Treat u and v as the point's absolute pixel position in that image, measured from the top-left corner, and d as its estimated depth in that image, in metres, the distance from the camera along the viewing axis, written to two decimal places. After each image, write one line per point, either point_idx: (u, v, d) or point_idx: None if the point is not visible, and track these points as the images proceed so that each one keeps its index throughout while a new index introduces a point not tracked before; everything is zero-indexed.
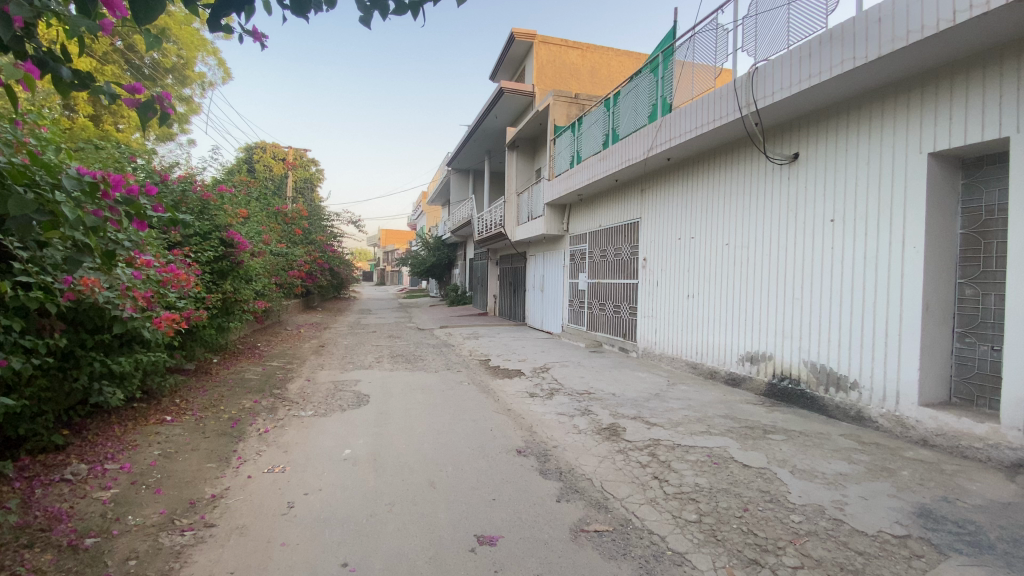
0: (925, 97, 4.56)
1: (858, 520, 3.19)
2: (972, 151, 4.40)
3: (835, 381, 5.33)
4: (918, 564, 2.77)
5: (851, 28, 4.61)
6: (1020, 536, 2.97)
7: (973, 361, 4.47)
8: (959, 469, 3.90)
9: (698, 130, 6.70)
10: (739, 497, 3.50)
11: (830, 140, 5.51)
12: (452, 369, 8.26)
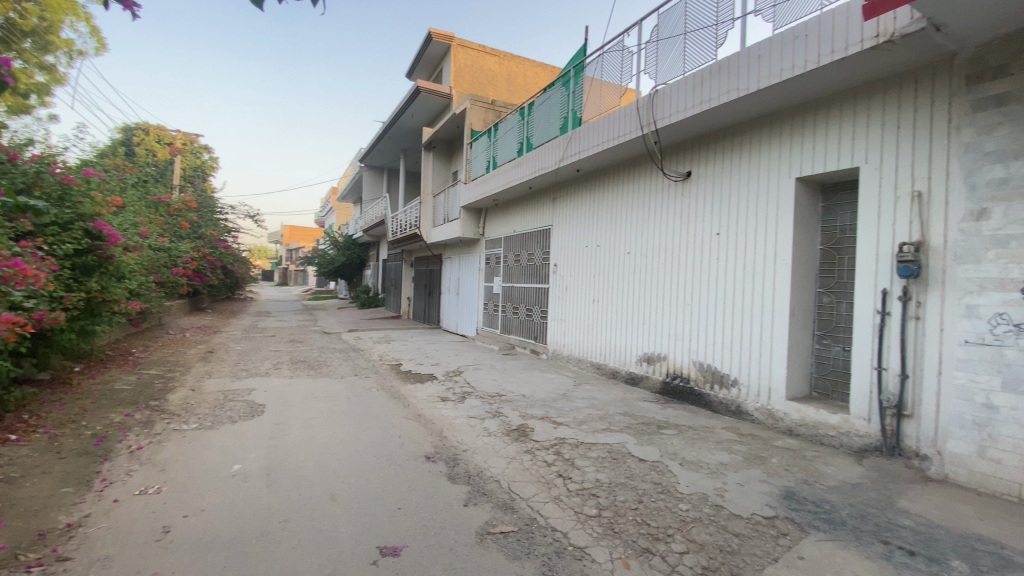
0: (795, 127, 5.23)
1: (736, 505, 3.53)
2: (830, 177, 5.09)
3: (719, 378, 5.89)
4: (784, 541, 3.13)
5: (736, 62, 5.15)
6: (865, 512, 3.48)
7: (830, 360, 5.14)
8: (818, 454, 4.48)
9: (604, 144, 7.07)
10: (635, 490, 3.73)
11: (717, 161, 6.09)
12: (358, 374, 7.93)
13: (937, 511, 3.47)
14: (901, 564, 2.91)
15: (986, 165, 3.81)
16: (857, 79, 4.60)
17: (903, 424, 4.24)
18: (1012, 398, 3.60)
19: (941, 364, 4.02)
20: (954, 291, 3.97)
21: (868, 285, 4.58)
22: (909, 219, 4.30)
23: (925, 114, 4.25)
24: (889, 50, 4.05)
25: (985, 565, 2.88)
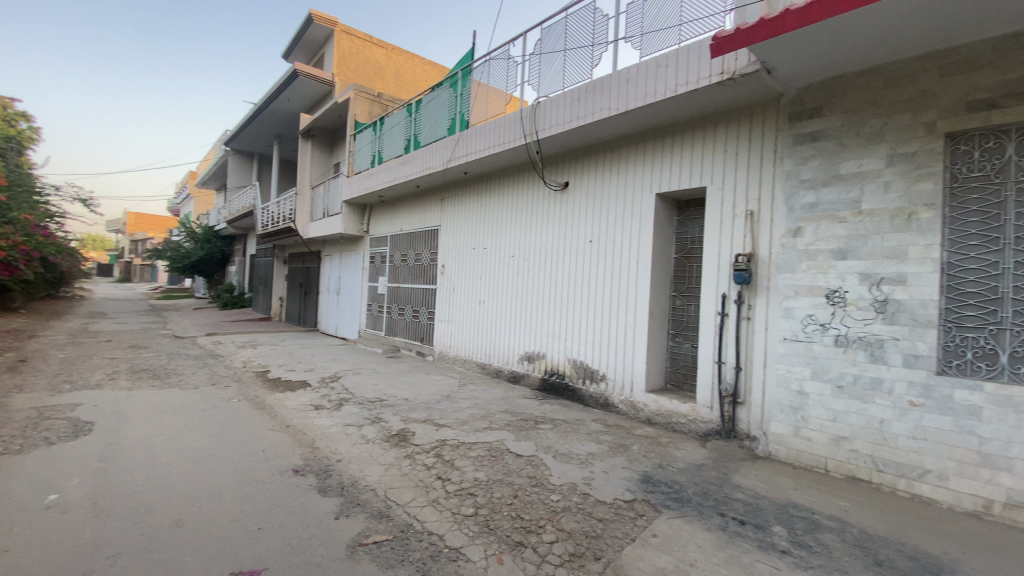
0: (657, 147, 5.83)
1: (601, 492, 3.82)
2: (684, 194, 5.76)
3: (590, 374, 6.32)
4: (641, 521, 3.47)
5: (608, 83, 5.58)
6: (707, 489, 3.98)
7: (681, 356, 5.79)
8: (671, 440, 5.03)
9: (489, 149, 7.21)
10: (511, 486, 3.85)
11: (592, 173, 6.56)
12: (218, 383, 7.12)
13: (762, 484, 4.09)
14: (734, 532, 3.38)
15: (801, 190, 4.58)
16: (707, 109, 5.27)
17: (737, 410, 4.96)
18: (819, 385, 4.35)
19: (766, 357, 4.80)
20: (776, 296, 4.77)
21: (712, 290, 5.29)
22: (744, 234, 5.04)
23: (757, 144, 5.00)
24: (732, 87, 4.69)
25: (796, 526, 3.46)
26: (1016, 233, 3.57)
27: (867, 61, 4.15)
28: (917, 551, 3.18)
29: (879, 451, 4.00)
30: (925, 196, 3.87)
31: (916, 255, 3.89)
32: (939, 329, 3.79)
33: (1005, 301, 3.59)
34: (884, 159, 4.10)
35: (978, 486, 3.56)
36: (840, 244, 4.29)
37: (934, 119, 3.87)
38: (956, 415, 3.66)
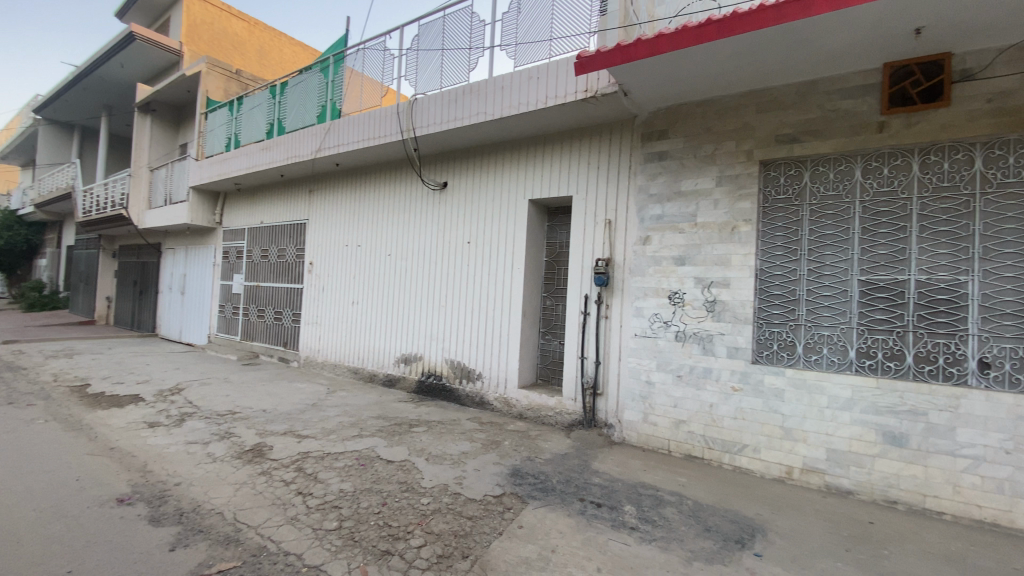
0: (530, 154, 6.10)
1: (472, 490, 3.89)
2: (554, 202, 6.11)
3: (466, 374, 6.39)
4: (508, 514, 3.60)
5: (484, 88, 5.69)
6: (570, 477, 4.27)
7: (550, 353, 6.12)
8: (540, 433, 5.30)
9: (363, 142, 6.91)
10: (379, 493, 3.74)
11: (469, 175, 6.64)
12: (14, 403, 5.82)
13: (617, 468, 4.50)
14: (592, 515, 3.67)
15: (650, 203, 5.15)
16: (574, 122, 5.66)
17: (597, 401, 5.39)
18: (663, 375, 4.92)
19: (621, 352, 5.29)
20: (629, 297, 5.30)
21: (576, 290, 5.70)
22: (604, 240, 5.52)
23: (616, 159, 5.50)
24: (595, 104, 5.08)
25: (644, 504, 3.87)
26: (808, 246, 4.37)
27: (703, 92, 4.79)
28: (737, 515, 3.75)
29: (708, 431, 4.65)
30: (744, 213, 4.60)
31: (737, 262, 4.61)
32: (754, 325, 4.53)
33: (799, 302, 4.37)
34: (714, 180, 4.79)
35: (780, 455, 4.31)
36: (680, 252, 4.93)
37: (751, 148, 4.62)
38: (765, 397, 4.39)
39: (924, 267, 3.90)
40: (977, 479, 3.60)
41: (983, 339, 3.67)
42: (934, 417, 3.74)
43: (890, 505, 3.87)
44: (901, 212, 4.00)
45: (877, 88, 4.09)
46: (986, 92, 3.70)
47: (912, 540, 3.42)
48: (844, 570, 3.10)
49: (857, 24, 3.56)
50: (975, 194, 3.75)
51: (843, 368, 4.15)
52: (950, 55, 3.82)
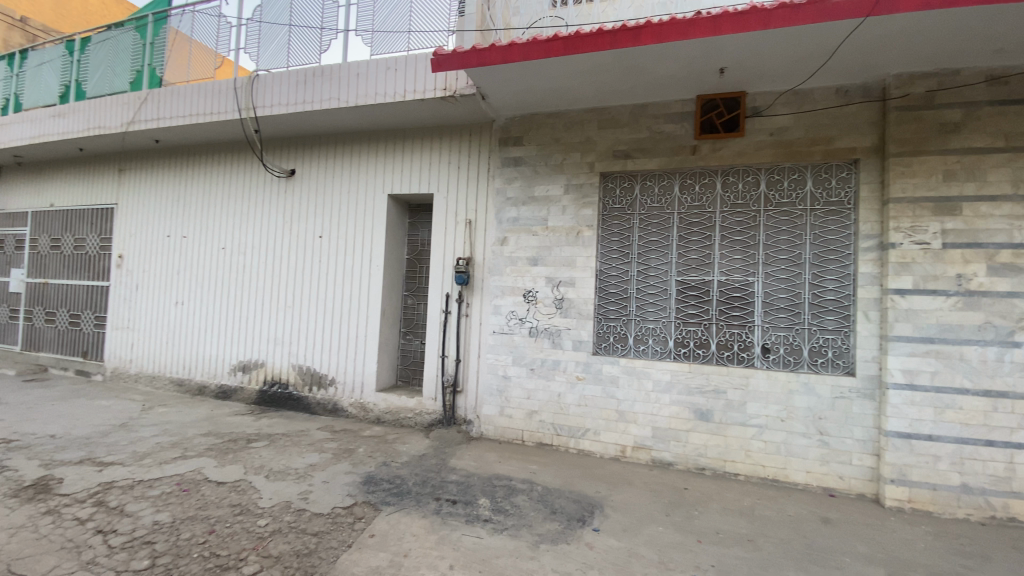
0: (389, 148, 5.92)
1: (318, 504, 3.66)
2: (414, 199, 6.02)
3: (317, 380, 5.99)
4: (359, 524, 3.46)
5: (337, 72, 5.35)
6: (426, 477, 4.26)
7: (411, 353, 6.04)
8: (397, 436, 5.21)
9: (192, 118, 6.03)
10: (206, 521, 3.32)
11: (321, 166, 6.21)
12: None
13: (473, 463, 4.61)
14: (447, 513, 3.70)
15: (506, 206, 5.35)
16: (434, 120, 5.63)
17: (457, 399, 5.45)
18: (518, 369, 5.16)
19: (479, 349, 5.42)
20: (486, 295, 5.45)
21: (436, 289, 5.68)
22: (463, 239, 5.59)
23: (475, 160, 5.60)
24: (454, 103, 5.11)
25: (497, 495, 4.01)
26: (638, 250, 4.92)
27: (553, 104, 5.11)
28: (580, 495, 4.10)
29: (557, 419, 5.00)
30: (588, 219, 5.04)
31: (582, 263, 5.03)
32: (594, 320, 4.98)
33: (631, 299, 4.91)
34: (562, 187, 5.16)
35: (616, 436, 4.81)
36: (533, 253, 5.21)
37: (594, 160, 5.07)
38: (604, 384, 4.86)
39: (724, 270, 4.65)
40: (760, 443, 4.42)
41: (764, 328, 4.50)
42: (731, 394, 4.50)
43: (700, 471, 4.57)
44: (707, 223, 4.72)
45: (692, 116, 4.77)
46: (767, 128, 4.54)
47: (715, 499, 4.08)
48: (664, 532, 3.57)
49: (676, 58, 4.10)
50: (759, 210, 4.57)
51: (664, 356, 4.77)
52: (745, 94, 4.60)
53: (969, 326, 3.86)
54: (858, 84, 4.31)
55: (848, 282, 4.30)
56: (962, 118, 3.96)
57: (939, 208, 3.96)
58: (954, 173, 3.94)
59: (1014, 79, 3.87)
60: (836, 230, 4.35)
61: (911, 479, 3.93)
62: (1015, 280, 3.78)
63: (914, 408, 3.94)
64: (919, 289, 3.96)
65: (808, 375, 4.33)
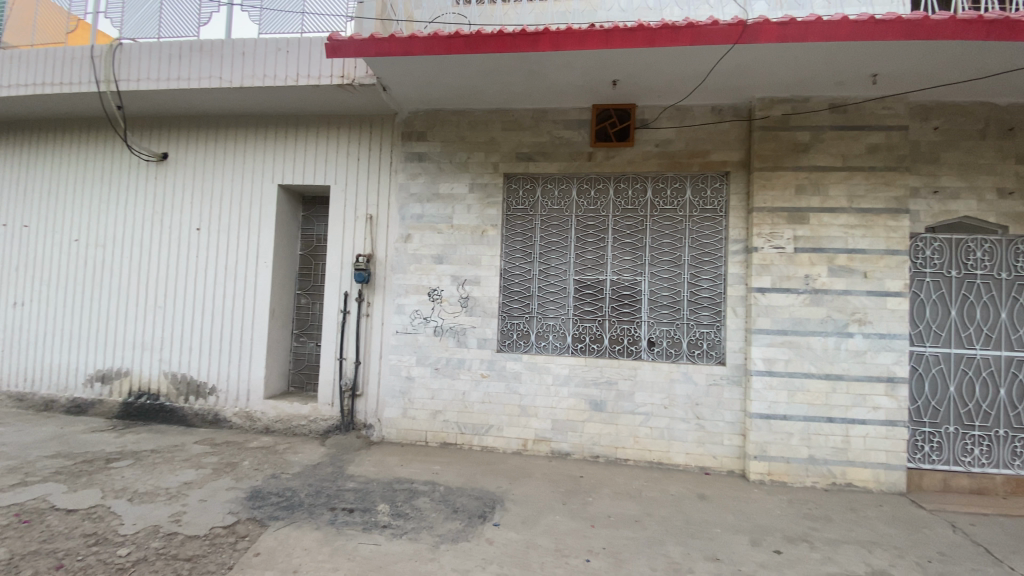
0: (280, 136, 5.53)
1: (194, 526, 3.33)
2: (309, 190, 5.69)
3: (194, 389, 5.45)
4: (242, 543, 3.20)
5: (219, 49, 4.89)
6: (321, 487, 4.05)
7: (305, 355, 5.71)
8: (288, 446, 4.91)
9: (34, 87, 5.17)
10: (51, 556, 2.88)
11: (200, 150, 5.63)
12: None
13: (373, 468, 4.47)
14: (343, 523, 3.54)
15: (410, 202, 5.23)
16: (332, 109, 5.35)
17: (356, 403, 5.26)
18: (422, 370, 5.08)
19: (380, 350, 5.26)
20: (388, 294, 5.29)
21: (333, 287, 5.41)
22: (362, 236, 5.38)
23: (375, 153, 5.41)
24: (352, 93, 4.89)
25: (397, 499, 3.92)
26: (539, 250, 5.07)
27: (457, 101, 5.09)
28: (482, 491, 4.14)
29: (461, 418, 5.01)
30: (492, 219, 5.08)
31: (487, 262, 5.07)
32: (498, 317, 5.06)
33: (533, 297, 5.05)
34: (467, 186, 5.15)
35: (519, 430, 4.93)
36: (437, 251, 5.15)
37: (497, 161, 5.13)
38: (507, 380, 4.96)
39: (616, 270, 4.95)
40: (648, 429, 4.78)
41: (650, 323, 4.87)
42: (623, 385, 4.82)
43: (595, 459, 4.84)
44: (602, 226, 5.00)
45: (589, 123, 5.02)
46: (655, 139, 4.91)
47: (608, 485, 4.34)
48: (561, 521, 3.73)
49: (573, 66, 4.27)
50: (647, 215, 4.93)
51: (563, 351, 4.97)
52: (635, 106, 4.93)
53: (814, 319, 4.48)
54: (729, 104, 4.81)
55: (719, 281, 4.79)
56: (810, 139, 4.57)
57: (792, 217, 4.54)
58: (804, 187, 4.55)
59: (849, 109, 4.54)
60: (709, 235, 4.83)
61: (770, 454, 4.49)
62: (848, 280, 4.46)
63: (772, 391, 4.49)
64: (776, 287, 4.53)
65: (687, 365, 4.75)
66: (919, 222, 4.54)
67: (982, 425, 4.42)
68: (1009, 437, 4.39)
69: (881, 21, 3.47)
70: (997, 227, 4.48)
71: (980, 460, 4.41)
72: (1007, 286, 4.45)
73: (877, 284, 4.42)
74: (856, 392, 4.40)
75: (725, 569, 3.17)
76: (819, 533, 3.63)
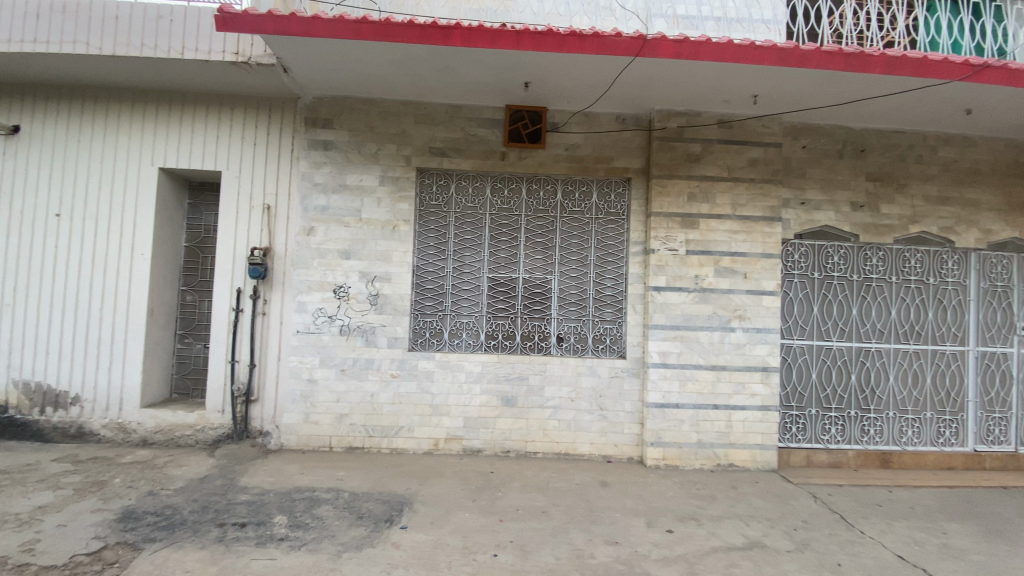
0: (162, 115, 4.98)
1: (48, 556, 2.92)
2: (196, 175, 5.17)
3: (53, 399, 4.77)
4: (109, 571, 2.85)
5: (87, 11, 4.39)
6: (208, 503, 3.71)
7: (191, 359, 5.24)
8: (170, 459, 4.46)
9: None
10: None
11: (61, 125, 4.94)
12: None
13: (269, 478, 4.18)
14: (232, 539, 3.27)
15: (314, 193, 4.93)
16: (225, 87, 4.90)
17: (250, 409, 4.90)
18: (326, 371, 4.84)
19: (279, 351, 4.93)
20: (290, 291, 4.96)
21: (225, 283, 4.97)
22: (260, 228, 4.99)
23: (275, 139, 5.03)
24: (249, 71, 4.52)
25: (296, 510, 3.68)
26: (453, 247, 5.02)
27: (367, 90, 4.88)
28: (389, 494, 4.02)
29: (368, 420, 4.84)
30: (403, 213, 4.95)
31: (398, 258, 4.93)
32: (410, 315, 4.94)
33: (446, 295, 5.00)
34: (377, 178, 4.97)
35: (429, 430, 4.87)
36: (344, 246, 4.92)
37: (409, 154, 4.99)
38: (418, 380, 4.87)
39: (528, 269, 5.04)
40: (556, 421, 4.94)
41: (559, 320, 5.02)
42: (533, 380, 4.93)
43: (506, 454, 4.91)
44: (515, 225, 5.06)
45: (502, 123, 5.05)
46: (564, 143, 5.06)
47: (517, 479, 4.42)
48: (470, 518, 3.72)
49: (486, 64, 4.27)
50: (557, 216, 5.07)
51: (476, 349, 4.98)
52: (546, 109, 5.04)
53: (703, 315, 4.89)
54: (632, 114, 5.10)
55: (622, 280, 5.06)
56: (702, 151, 4.96)
57: (685, 222, 4.91)
58: (696, 195, 4.93)
59: (735, 125, 5.00)
60: (613, 237, 5.08)
61: (665, 440, 4.83)
62: (732, 280, 4.91)
63: (667, 381, 4.84)
64: (671, 287, 4.88)
65: (592, 359, 4.97)
66: (790, 229, 5.12)
67: (837, 407, 5.10)
68: (858, 416, 5.10)
69: (761, 47, 3.84)
70: (851, 236, 5.17)
71: (835, 437, 5.08)
72: (857, 287, 5.15)
73: (755, 284, 4.92)
74: (737, 380, 4.88)
75: (623, 551, 3.34)
76: (705, 511, 3.97)
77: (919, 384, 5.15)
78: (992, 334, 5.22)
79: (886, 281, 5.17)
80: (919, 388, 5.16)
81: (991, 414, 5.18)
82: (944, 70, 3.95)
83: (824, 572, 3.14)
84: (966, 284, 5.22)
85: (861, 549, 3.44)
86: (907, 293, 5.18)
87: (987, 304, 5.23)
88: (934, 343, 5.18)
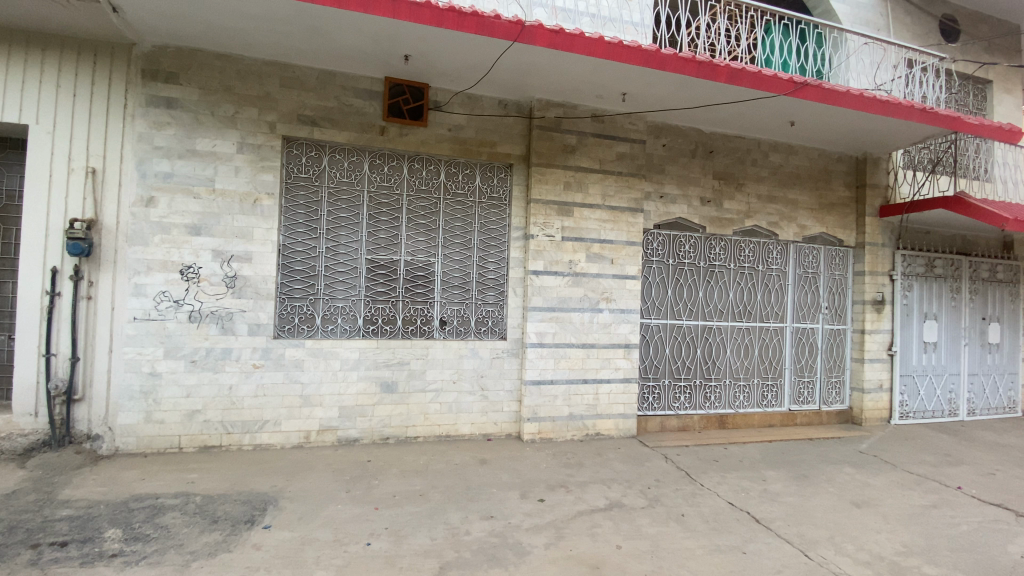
0: None
1: None
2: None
3: None
4: None
5: None
6: (15, 522, 3.12)
7: None
8: None
9: None
10: None
11: None
12: None
13: (98, 488, 3.63)
14: (47, 562, 2.76)
15: (154, 157, 4.27)
16: (30, 22, 4.02)
17: (74, 410, 4.20)
18: (172, 364, 4.30)
19: (111, 342, 4.26)
20: (124, 272, 4.28)
21: (35, 261, 4.14)
22: (82, 196, 4.20)
23: (103, 92, 4.26)
24: (63, 5, 3.74)
25: (134, 521, 3.22)
26: (326, 226, 4.69)
27: (223, 44, 4.31)
28: (250, 494, 3.68)
29: (226, 416, 4.42)
30: (266, 185, 4.51)
31: (259, 236, 4.50)
32: (276, 300, 4.57)
33: (318, 277, 4.68)
34: (234, 145, 4.44)
35: (299, 422, 4.59)
36: (193, 220, 4.35)
37: (274, 121, 4.53)
38: (286, 369, 4.54)
39: (409, 252, 4.91)
40: (437, 404, 4.95)
41: (441, 304, 4.99)
42: (414, 364, 4.87)
43: (384, 441, 4.80)
44: (395, 205, 4.87)
45: (379, 96, 4.79)
46: (446, 123, 4.98)
47: (396, 465, 4.35)
48: (342, 509, 3.53)
49: (361, 31, 4.00)
50: (440, 198, 4.99)
51: (353, 334, 4.76)
52: (428, 85, 4.89)
53: (575, 298, 5.19)
54: (514, 100, 5.16)
55: (503, 264, 5.16)
56: (577, 142, 5.20)
57: (560, 210, 5.14)
58: (571, 184, 5.18)
59: (607, 120, 5.31)
60: (495, 221, 5.14)
61: (540, 416, 5.10)
62: (600, 265, 5.28)
63: (542, 360, 5.08)
64: (547, 271, 5.09)
65: (474, 341, 5.04)
66: (650, 220, 5.62)
67: (686, 377, 5.79)
68: (702, 384, 5.84)
69: (629, 47, 4.09)
70: (700, 228, 5.83)
71: (684, 404, 5.78)
72: (703, 272, 5.85)
73: (620, 268, 5.34)
74: (604, 356, 5.29)
75: (497, 524, 3.44)
76: (574, 478, 4.27)
77: (748, 356, 6.03)
78: (804, 312, 6.27)
79: (727, 267, 5.94)
80: (748, 359, 6.03)
81: (801, 378, 6.25)
82: (774, 85, 4.56)
83: (670, 522, 3.56)
84: (786, 270, 6.19)
85: (700, 499, 3.98)
86: (742, 278, 6.00)
87: (801, 289, 6.26)
88: (762, 321, 6.08)
